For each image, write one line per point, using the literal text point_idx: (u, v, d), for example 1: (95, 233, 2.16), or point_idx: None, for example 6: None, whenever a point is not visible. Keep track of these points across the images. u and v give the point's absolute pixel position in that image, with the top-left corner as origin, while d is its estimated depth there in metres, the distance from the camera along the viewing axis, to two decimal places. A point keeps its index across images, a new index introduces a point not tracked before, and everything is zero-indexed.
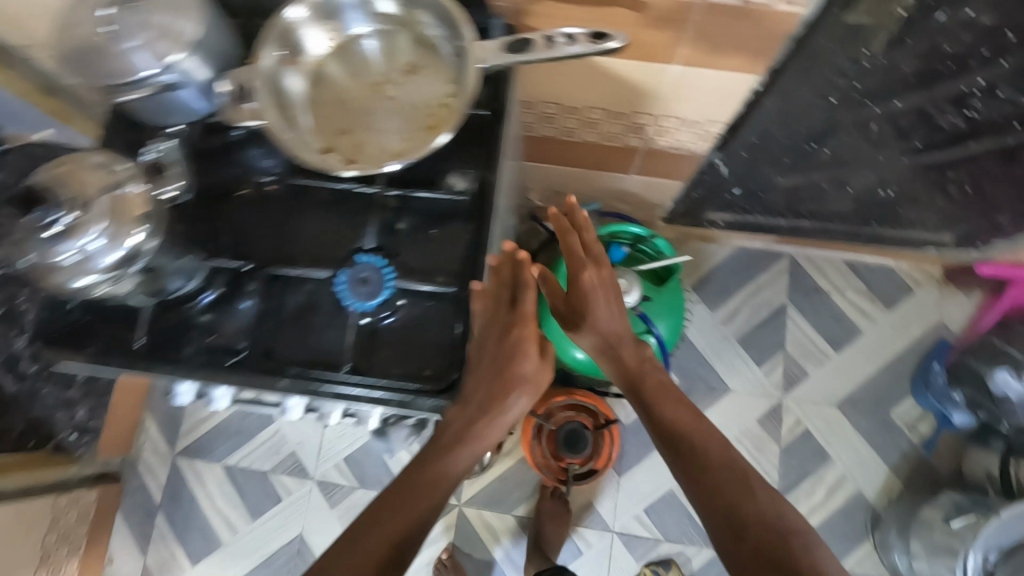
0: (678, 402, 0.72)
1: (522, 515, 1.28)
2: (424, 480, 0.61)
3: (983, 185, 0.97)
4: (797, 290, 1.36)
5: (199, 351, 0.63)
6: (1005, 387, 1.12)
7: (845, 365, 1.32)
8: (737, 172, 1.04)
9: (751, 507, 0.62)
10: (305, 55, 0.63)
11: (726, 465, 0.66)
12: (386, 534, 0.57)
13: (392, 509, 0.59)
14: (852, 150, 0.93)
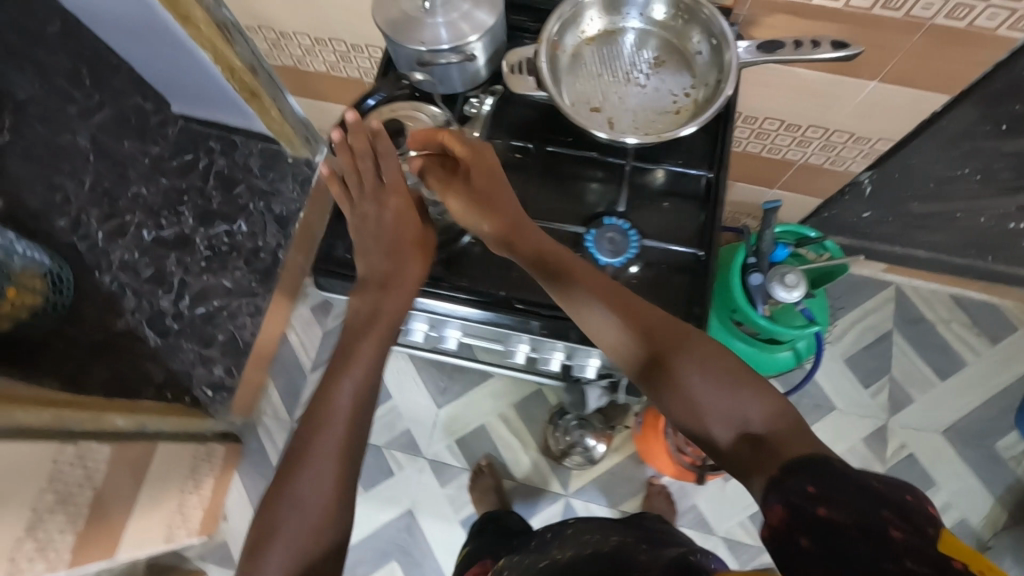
0: (588, 274, 0.63)
1: (629, 510, 1.32)
2: (345, 376, 0.63)
3: None
4: (902, 319, 1.41)
5: (462, 288, 0.73)
6: None
7: (949, 394, 1.36)
8: (878, 193, 1.11)
9: (682, 369, 0.58)
10: (565, 42, 0.73)
11: (646, 331, 0.60)
12: (324, 435, 0.60)
13: (326, 409, 0.61)
14: (1000, 179, 1.00)
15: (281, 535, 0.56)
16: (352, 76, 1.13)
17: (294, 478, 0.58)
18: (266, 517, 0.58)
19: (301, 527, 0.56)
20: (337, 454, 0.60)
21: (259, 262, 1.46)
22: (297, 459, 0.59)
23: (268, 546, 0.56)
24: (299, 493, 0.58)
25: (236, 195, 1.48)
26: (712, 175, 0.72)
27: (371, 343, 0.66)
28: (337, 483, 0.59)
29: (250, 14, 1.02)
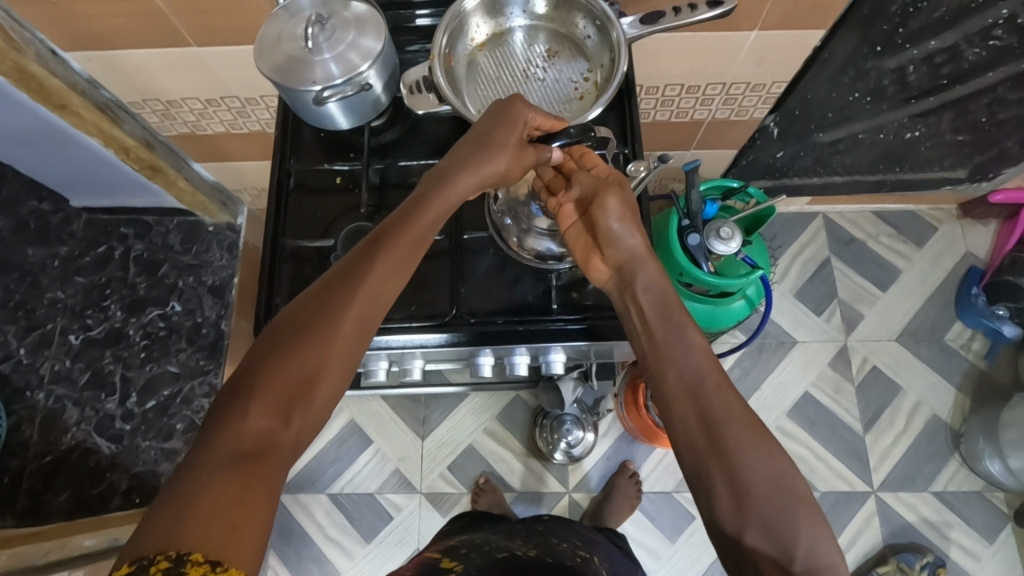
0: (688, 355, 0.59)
1: (654, 492, 1.33)
2: (389, 243, 0.58)
3: (1000, 112, 1.07)
4: (837, 243, 1.49)
5: (411, 316, 0.72)
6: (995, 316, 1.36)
7: (894, 302, 1.44)
8: (785, 132, 1.17)
9: (749, 460, 0.52)
10: (457, 51, 0.73)
11: (737, 412, 0.55)
12: (352, 296, 0.54)
13: (358, 276, 0.55)
14: (886, 101, 1.07)
15: (271, 374, 0.50)
16: (254, 129, 1.09)
17: (311, 330, 0.52)
18: (266, 351, 0.51)
19: (294, 375, 0.50)
20: (346, 342, 0.53)
21: (203, 338, 1.38)
22: (308, 327, 0.52)
23: (260, 381, 0.49)
24: (311, 339, 0.52)
25: (163, 277, 1.41)
26: (631, 151, 0.75)
27: (425, 219, 0.60)
28: (344, 352, 0.53)
29: (130, 88, 0.98)
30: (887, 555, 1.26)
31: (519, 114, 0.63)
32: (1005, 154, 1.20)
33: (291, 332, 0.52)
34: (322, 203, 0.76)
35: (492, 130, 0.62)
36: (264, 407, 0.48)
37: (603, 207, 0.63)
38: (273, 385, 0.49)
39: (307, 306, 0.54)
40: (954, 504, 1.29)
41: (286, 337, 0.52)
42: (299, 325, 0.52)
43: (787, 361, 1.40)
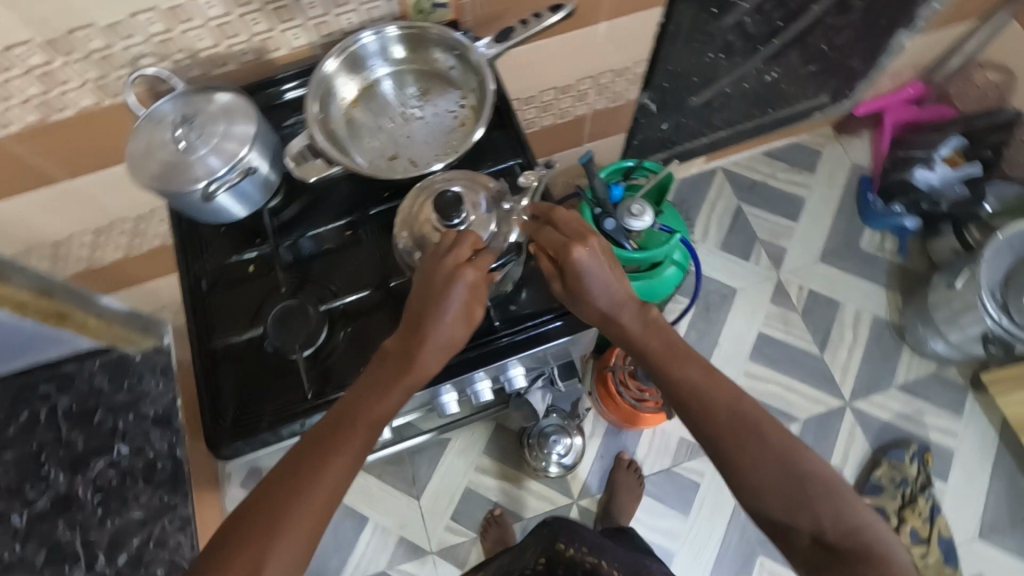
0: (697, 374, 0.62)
1: (654, 473, 1.35)
2: (359, 419, 0.59)
3: (834, 37, 1.19)
4: (742, 190, 1.58)
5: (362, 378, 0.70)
6: (895, 217, 1.46)
7: (808, 228, 1.54)
8: (662, 104, 1.24)
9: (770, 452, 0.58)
10: (332, 112, 0.75)
11: (744, 412, 0.60)
12: (329, 479, 0.56)
13: (333, 445, 0.57)
14: (738, 55, 1.17)
15: (240, 549, 0.53)
16: (156, 243, 1.06)
17: (290, 519, 0.54)
18: (241, 526, 0.54)
19: (257, 549, 0.53)
20: (313, 510, 0.55)
21: (160, 473, 1.30)
22: (279, 494, 0.55)
23: (229, 554, 0.53)
24: (293, 531, 0.54)
25: (99, 423, 1.32)
26: (526, 157, 0.78)
27: (390, 404, 0.60)
28: (311, 527, 0.55)
29: (11, 242, 0.93)
30: (878, 458, 1.32)
31: (448, 272, 0.61)
32: (853, 72, 1.33)
33: (269, 519, 0.54)
34: (240, 295, 0.75)
35: (434, 277, 0.61)
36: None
37: (557, 287, 0.67)
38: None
39: (281, 483, 0.56)
40: (918, 392, 1.37)
41: (262, 508, 0.55)
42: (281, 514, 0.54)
43: (732, 312, 1.46)
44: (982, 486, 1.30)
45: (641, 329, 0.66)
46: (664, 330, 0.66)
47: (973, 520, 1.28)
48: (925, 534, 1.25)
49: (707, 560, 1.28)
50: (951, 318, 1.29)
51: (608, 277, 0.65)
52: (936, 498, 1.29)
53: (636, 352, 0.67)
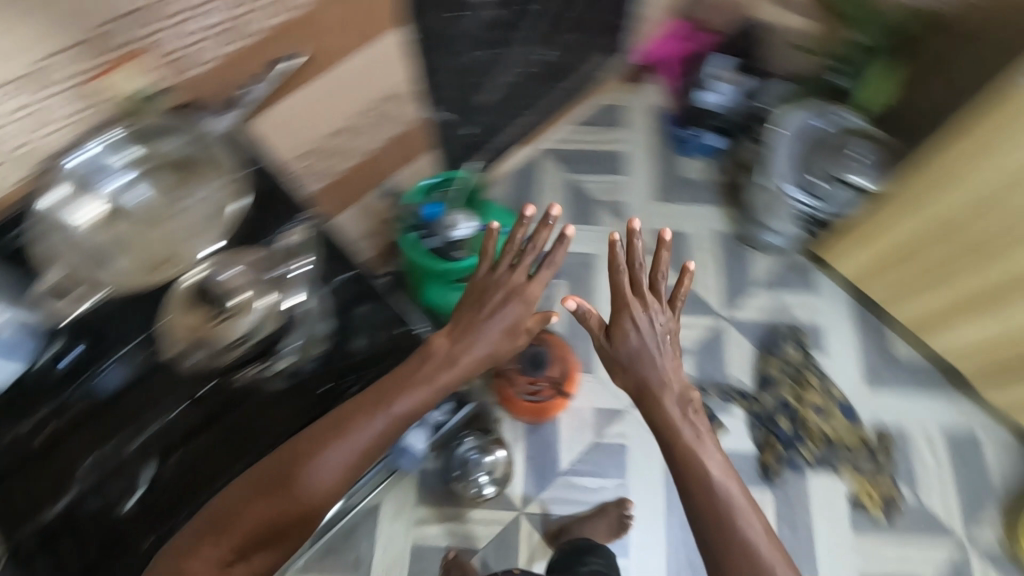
0: (694, 430, 0.78)
1: (583, 452, 1.37)
2: (380, 405, 0.70)
3: None
4: (567, 163, 1.66)
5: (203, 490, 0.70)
6: (702, 139, 1.59)
7: (636, 177, 1.64)
8: (457, 112, 1.26)
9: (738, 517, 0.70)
10: (83, 231, 0.73)
11: (728, 502, 0.71)
12: (341, 457, 0.67)
13: (316, 455, 0.67)
14: (503, 45, 1.21)
15: (222, 522, 0.65)
16: None
17: (298, 486, 0.66)
18: (229, 502, 0.66)
19: (235, 521, 0.65)
20: (283, 502, 0.66)
21: None
22: (261, 483, 0.66)
23: (212, 524, 0.65)
24: (290, 501, 0.66)
25: None
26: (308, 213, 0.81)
27: (403, 402, 0.71)
28: (279, 517, 0.65)
29: None
30: (764, 356, 1.43)
31: (518, 272, 0.81)
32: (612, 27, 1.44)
33: (282, 481, 0.66)
34: (42, 467, 0.67)
35: (490, 290, 0.81)
36: (206, 543, 0.64)
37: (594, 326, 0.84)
38: (254, 534, 0.65)
39: (264, 477, 0.67)
40: (777, 283, 1.49)
41: (247, 491, 0.66)
42: (298, 475, 0.66)
43: (594, 272, 1.55)
44: (853, 343, 1.44)
45: (677, 411, 0.78)
46: (696, 438, 0.76)
47: (857, 376, 1.41)
48: (821, 404, 1.38)
49: (658, 512, 1.31)
50: (765, 210, 1.40)
51: (646, 347, 0.82)
52: (823, 369, 1.41)
53: (655, 420, 0.79)
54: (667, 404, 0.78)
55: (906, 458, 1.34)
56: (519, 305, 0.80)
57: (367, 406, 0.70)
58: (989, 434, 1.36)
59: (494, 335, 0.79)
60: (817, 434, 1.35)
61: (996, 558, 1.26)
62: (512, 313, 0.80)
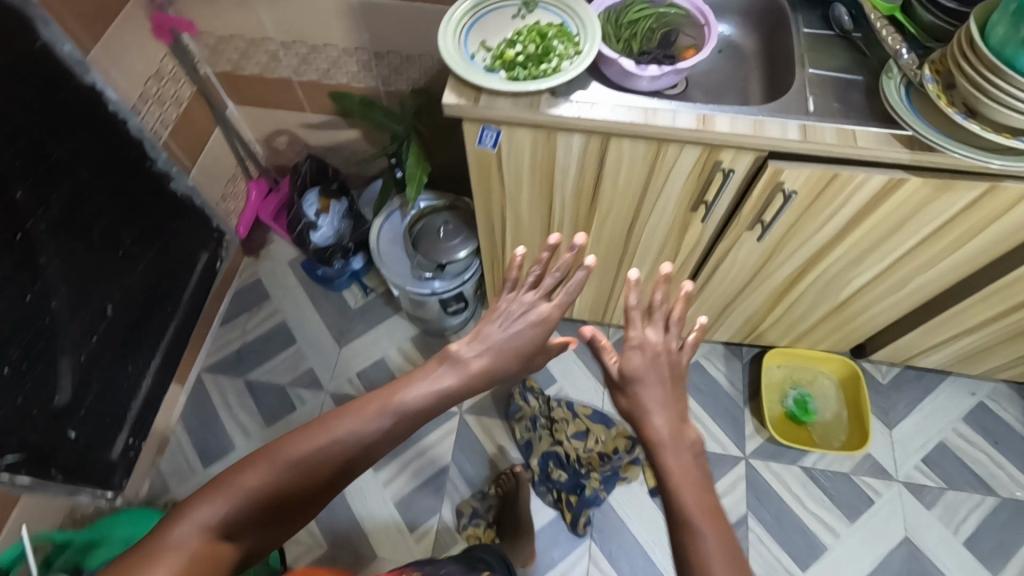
0: (685, 462, 0.60)
1: None
2: (395, 389, 0.61)
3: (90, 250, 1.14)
4: (234, 367, 1.51)
5: None
6: (344, 270, 1.55)
7: (308, 337, 1.54)
8: (25, 438, 1.05)
9: (704, 540, 0.55)
10: None
11: (706, 511, 0.57)
12: (357, 433, 0.58)
13: (355, 428, 0.58)
14: (28, 350, 1.02)
15: (238, 494, 0.54)
16: None
17: (326, 455, 0.56)
18: (247, 467, 0.55)
19: (249, 497, 0.54)
20: (310, 475, 0.56)
21: None
22: (293, 448, 0.56)
23: (223, 493, 0.54)
24: (308, 469, 0.56)
25: None
26: None
27: (418, 389, 0.62)
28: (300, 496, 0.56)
29: None
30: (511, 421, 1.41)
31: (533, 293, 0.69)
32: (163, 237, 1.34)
33: (309, 438, 0.57)
34: None
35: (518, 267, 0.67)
36: (210, 510, 0.53)
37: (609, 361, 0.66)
38: (246, 507, 0.54)
39: (304, 439, 0.57)
40: None
41: (276, 454, 0.56)
42: (301, 450, 0.56)
43: None
44: (571, 355, 1.50)
45: (669, 428, 0.62)
46: (681, 447, 0.61)
47: (591, 382, 1.47)
48: (580, 428, 1.38)
49: None
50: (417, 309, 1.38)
51: (655, 369, 0.65)
52: (563, 397, 1.44)
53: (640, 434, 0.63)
54: (660, 416, 0.62)
55: None
56: (532, 326, 0.68)
57: (403, 388, 0.62)
58: (708, 355, 1.50)
59: (506, 354, 0.67)
60: (593, 458, 1.35)
61: (772, 452, 1.38)
62: (524, 334, 0.67)
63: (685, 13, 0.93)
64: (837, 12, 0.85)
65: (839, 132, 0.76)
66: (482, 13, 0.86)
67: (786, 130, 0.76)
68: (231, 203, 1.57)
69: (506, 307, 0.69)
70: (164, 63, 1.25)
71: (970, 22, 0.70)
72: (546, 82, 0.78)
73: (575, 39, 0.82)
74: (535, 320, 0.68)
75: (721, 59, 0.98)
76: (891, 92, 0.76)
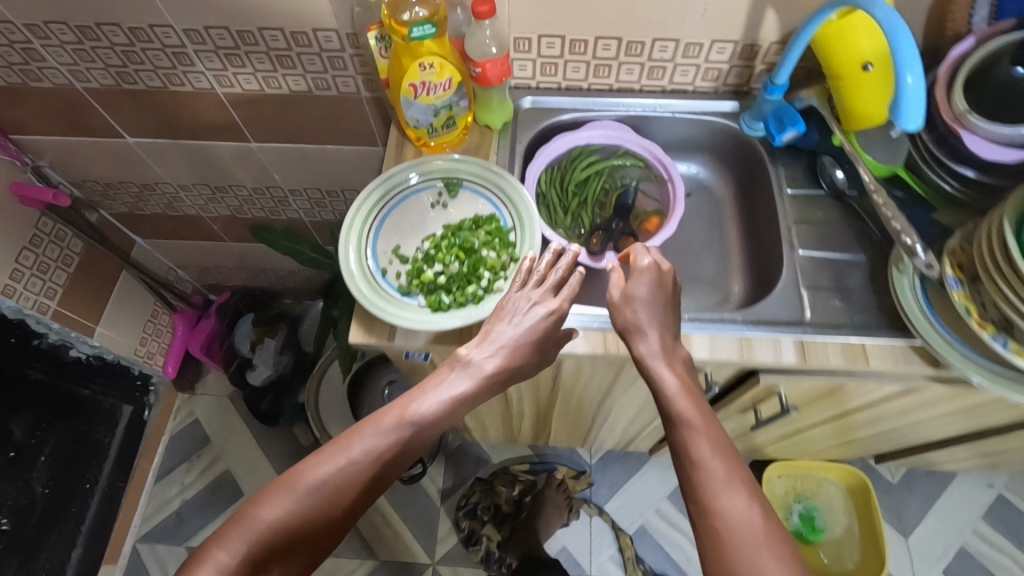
0: (679, 374, 0.51)
1: None
2: (405, 402, 0.52)
3: None
4: (173, 533, 1.33)
5: None
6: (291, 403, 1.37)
7: (256, 486, 1.37)
8: None
9: (705, 455, 0.46)
10: None
11: (722, 430, 0.48)
12: (374, 449, 0.51)
13: (370, 450, 0.51)
14: None
15: (251, 531, 0.48)
16: None
17: (340, 480, 0.50)
18: (261, 500, 0.49)
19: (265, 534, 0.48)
20: (324, 508, 0.49)
21: None
22: (306, 481, 0.49)
23: (237, 532, 0.48)
24: (320, 498, 0.49)
25: None
26: None
27: (429, 399, 0.52)
28: (318, 529, 0.50)
29: None
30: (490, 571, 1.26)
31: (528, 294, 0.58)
32: (64, 410, 1.16)
33: (320, 464, 0.50)
34: None
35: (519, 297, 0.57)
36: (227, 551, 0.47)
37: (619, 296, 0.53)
38: (265, 543, 0.48)
39: (313, 466, 0.50)
40: (454, 485, 1.35)
41: (287, 486, 0.49)
42: (317, 476, 0.49)
43: None
44: None
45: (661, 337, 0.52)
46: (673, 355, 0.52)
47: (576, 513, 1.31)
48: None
49: None
50: None
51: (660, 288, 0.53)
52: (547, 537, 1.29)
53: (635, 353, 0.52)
54: (648, 317, 0.52)
55: (662, 550, 1.28)
56: (545, 320, 0.55)
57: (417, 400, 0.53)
58: None
59: (524, 351, 0.55)
60: None
61: None
62: (539, 327, 0.55)
63: (643, 163, 0.77)
64: (827, 166, 0.69)
65: (844, 347, 0.61)
66: (391, 205, 0.69)
67: (778, 353, 0.61)
68: (154, 343, 1.37)
69: (513, 304, 0.56)
70: (40, 226, 1.06)
71: (1004, 221, 0.56)
72: (476, 312, 0.61)
73: (510, 240, 0.66)
74: (547, 313, 0.55)
75: (689, 205, 0.81)
76: (905, 290, 0.61)
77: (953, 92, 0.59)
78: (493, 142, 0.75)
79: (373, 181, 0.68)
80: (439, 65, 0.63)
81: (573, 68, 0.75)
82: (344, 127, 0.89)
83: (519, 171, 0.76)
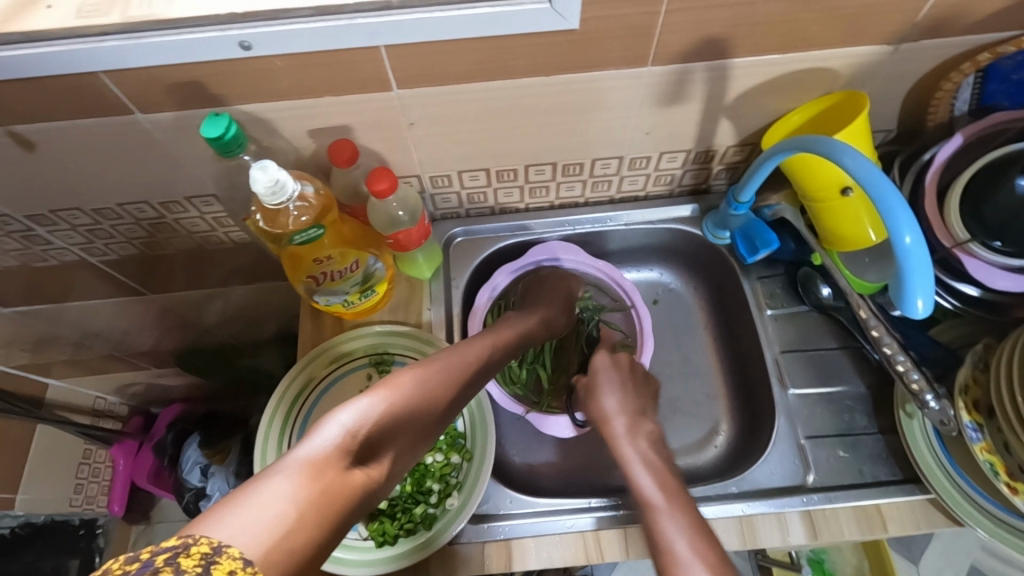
0: (644, 449, 0.47)
1: None
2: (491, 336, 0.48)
3: None
4: None
5: None
6: None
7: None
8: None
9: (671, 538, 0.36)
10: None
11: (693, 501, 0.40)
12: (481, 360, 0.45)
13: (480, 360, 0.45)
14: None
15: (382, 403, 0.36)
16: None
17: (458, 379, 0.42)
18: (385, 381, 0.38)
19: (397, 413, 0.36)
20: (441, 403, 0.40)
21: None
22: (428, 370, 0.40)
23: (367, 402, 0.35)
24: (444, 389, 0.40)
25: None
26: None
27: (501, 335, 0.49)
28: (429, 433, 0.39)
29: None
30: None
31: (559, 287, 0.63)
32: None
33: (436, 361, 0.42)
34: None
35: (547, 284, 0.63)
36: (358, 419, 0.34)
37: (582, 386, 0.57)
38: (388, 426, 0.35)
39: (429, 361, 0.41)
40: None
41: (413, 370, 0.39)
42: (437, 371, 0.40)
43: None
44: None
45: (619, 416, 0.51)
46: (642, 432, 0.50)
47: None
48: None
49: None
50: None
51: (619, 381, 0.55)
52: None
53: (603, 425, 0.51)
54: (609, 397, 0.53)
55: None
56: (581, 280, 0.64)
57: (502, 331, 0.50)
58: None
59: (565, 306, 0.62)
60: None
61: None
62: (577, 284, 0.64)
63: (598, 284, 0.68)
64: (810, 281, 0.61)
65: (858, 513, 0.53)
66: (312, 401, 0.58)
67: (786, 533, 0.53)
68: (92, 484, 1.16)
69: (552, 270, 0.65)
70: None
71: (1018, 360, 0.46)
72: (427, 545, 0.51)
73: (459, 430, 0.57)
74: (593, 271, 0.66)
75: (657, 315, 0.72)
76: (913, 436, 0.54)
77: (947, 206, 0.51)
78: (426, 291, 0.63)
79: (290, 372, 0.57)
80: (339, 253, 0.54)
81: (505, 194, 0.64)
82: (251, 270, 0.76)
83: (461, 319, 0.65)
